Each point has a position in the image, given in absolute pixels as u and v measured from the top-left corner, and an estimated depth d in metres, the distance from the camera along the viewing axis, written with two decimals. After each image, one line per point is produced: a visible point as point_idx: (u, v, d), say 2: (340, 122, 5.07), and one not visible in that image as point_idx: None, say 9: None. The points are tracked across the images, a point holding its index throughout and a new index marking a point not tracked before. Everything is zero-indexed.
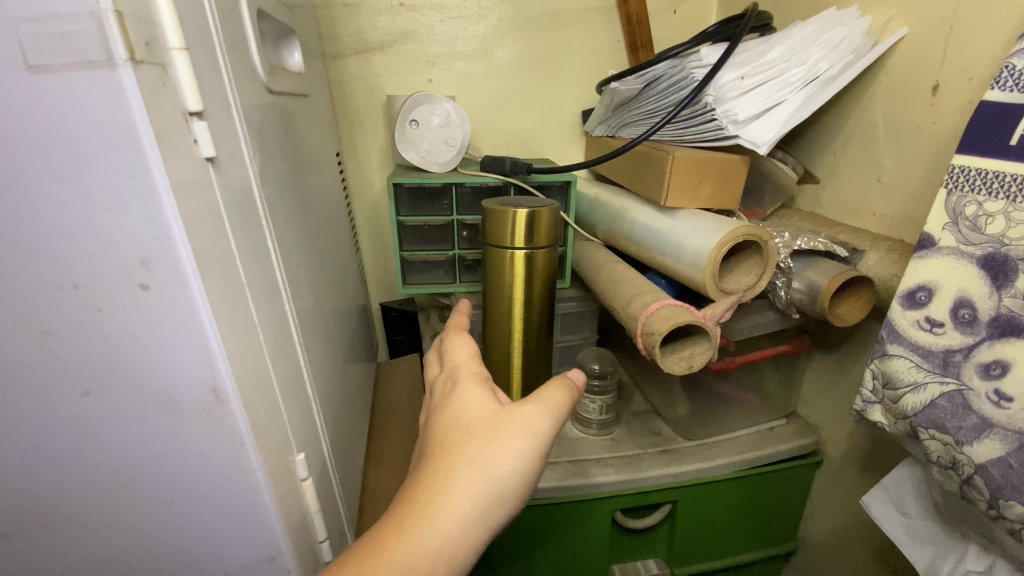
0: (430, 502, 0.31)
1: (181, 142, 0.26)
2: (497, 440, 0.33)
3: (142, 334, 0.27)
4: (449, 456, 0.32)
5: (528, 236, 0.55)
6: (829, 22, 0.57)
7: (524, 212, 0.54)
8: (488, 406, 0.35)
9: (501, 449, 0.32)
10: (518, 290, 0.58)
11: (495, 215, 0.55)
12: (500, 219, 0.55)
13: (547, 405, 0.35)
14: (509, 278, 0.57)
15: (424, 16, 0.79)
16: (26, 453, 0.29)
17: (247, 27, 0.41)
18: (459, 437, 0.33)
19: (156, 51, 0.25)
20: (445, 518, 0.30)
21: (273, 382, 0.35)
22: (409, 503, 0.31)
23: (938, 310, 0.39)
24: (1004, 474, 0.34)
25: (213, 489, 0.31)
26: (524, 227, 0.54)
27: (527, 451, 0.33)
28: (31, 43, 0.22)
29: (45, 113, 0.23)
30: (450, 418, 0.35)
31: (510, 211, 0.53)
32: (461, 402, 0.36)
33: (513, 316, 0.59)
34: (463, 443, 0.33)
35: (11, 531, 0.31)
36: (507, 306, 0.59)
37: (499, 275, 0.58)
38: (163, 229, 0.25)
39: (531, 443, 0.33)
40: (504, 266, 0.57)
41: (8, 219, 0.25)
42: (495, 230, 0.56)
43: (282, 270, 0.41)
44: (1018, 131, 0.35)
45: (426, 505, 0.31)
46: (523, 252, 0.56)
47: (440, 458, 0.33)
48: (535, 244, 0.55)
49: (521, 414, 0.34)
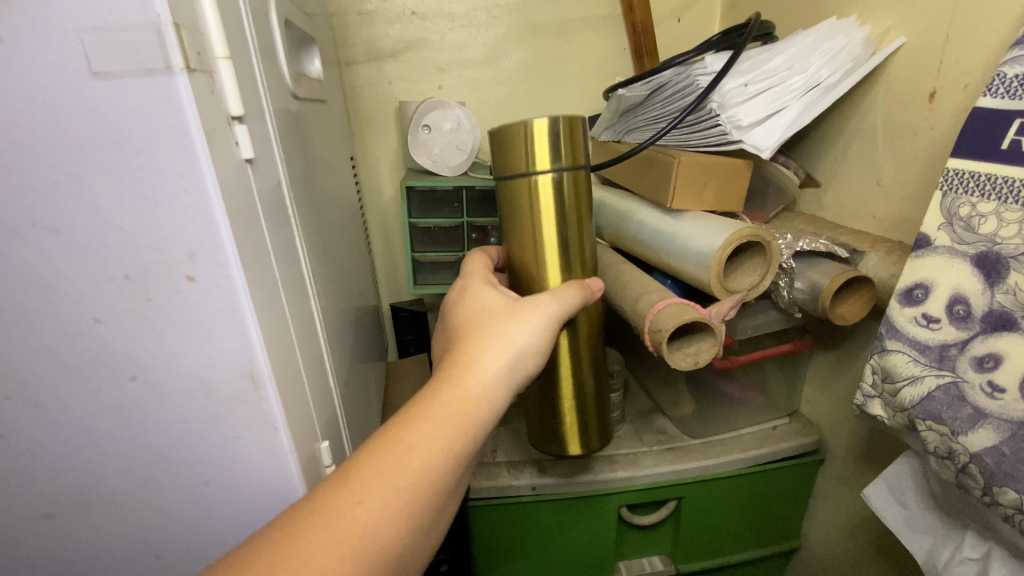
0: (470, 358, 0.38)
1: (225, 144, 0.29)
2: (514, 315, 0.40)
3: (185, 322, 0.29)
4: (475, 329, 0.40)
5: (556, 150, 0.41)
6: (830, 31, 0.59)
7: (541, 122, 0.41)
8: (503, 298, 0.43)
9: (518, 323, 0.40)
10: (549, 229, 0.44)
11: (503, 136, 0.43)
12: (509, 139, 0.42)
13: (561, 296, 0.42)
14: (533, 217, 0.44)
15: (435, 24, 0.81)
16: (75, 434, 0.31)
17: (275, 36, 0.43)
18: (482, 317, 0.41)
19: (205, 60, 0.27)
20: (485, 366, 0.38)
21: (300, 372, 0.37)
22: (453, 362, 0.38)
23: (934, 306, 0.40)
24: (997, 462, 0.36)
25: (246, 471, 0.33)
26: (549, 138, 0.41)
27: (547, 320, 0.41)
28: (95, 52, 0.24)
29: (106, 114, 0.25)
30: (471, 307, 0.43)
31: (523, 123, 0.41)
32: (483, 293, 0.44)
33: (549, 266, 0.45)
34: (490, 316, 0.41)
35: (54, 511, 0.33)
36: (541, 255, 0.45)
37: (521, 215, 0.44)
38: (210, 225, 0.27)
39: (553, 312, 0.41)
40: (528, 199, 0.43)
41: (67, 214, 0.27)
42: (508, 155, 0.43)
43: (306, 266, 0.43)
44: (1009, 136, 0.37)
45: (463, 363, 0.38)
46: (548, 178, 0.42)
47: (470, 332, 0.40)
48: (567, 161, 0.42)
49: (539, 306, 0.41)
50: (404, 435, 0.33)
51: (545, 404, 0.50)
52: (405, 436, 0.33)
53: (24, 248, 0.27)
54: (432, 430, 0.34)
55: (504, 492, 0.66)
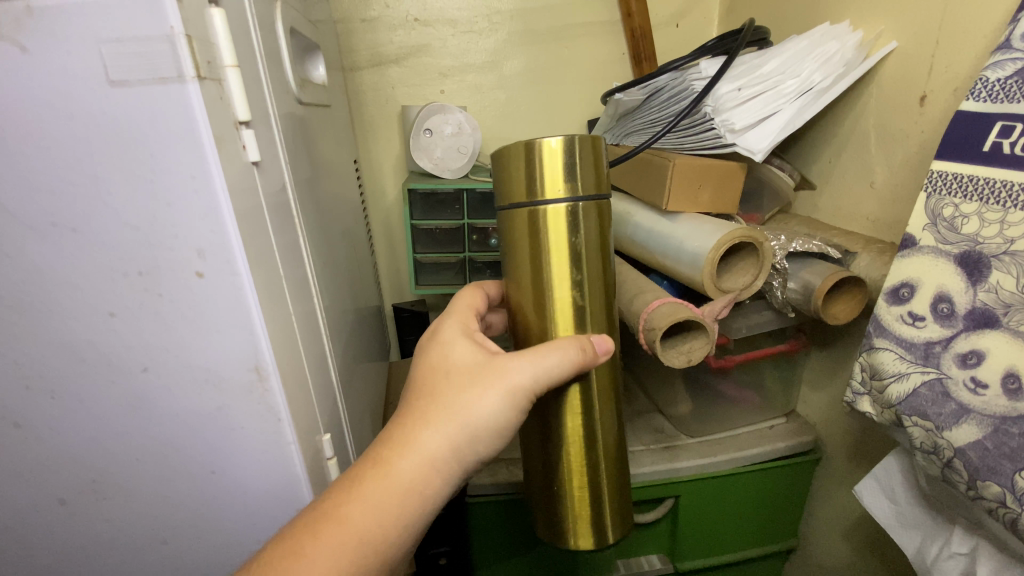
0: (417, 431, 0.37)
1: (233, 147, 0.30)
2: (474, 381, 0.38)
3: (195, 317, 0.31)
4: (430, 397, 0.38)
5: (565, 176, 0.37)
6: (822, 37, 0.60)
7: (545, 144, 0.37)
8: (475, 353, 0.40)
9: (477, 395, 0.37)
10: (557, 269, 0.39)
11: (503, 162, 0.39)
12: (510, 159, 0.38)
13: (533, 364, 0.37)
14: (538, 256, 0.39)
15: (437, 30, 0.83)
16: (89, 423, 0.33)
17: (281, 44, 0.44)
18: (443, 375, 0.39)
19: (215, 69, 0.29)
20: (431, 440, 0.36)
21: (304, 367, 0.38)
22: (402, 429, 0.37)
23: (919, 305, 0.41)
24: (981, 456, 0.37)
25: (251, 460, 0.35)
26: (563, 158, 0.37)
27: (508, 394, 0.37)
28: (113, 62, 0.26)
29: (121, 119, 0.27)
30: (434, 364, 0.41)
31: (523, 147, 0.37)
32: (451, 345, 0.41)
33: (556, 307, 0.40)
34: (450, 378, 0.39)
35: (68, 497, 0.35)
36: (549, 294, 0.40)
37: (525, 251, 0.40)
38: (218, 224, 0.29)
39: (518, 385, 0.37)
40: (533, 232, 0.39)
41: (86, 214, 0.28)
42: (509, 184, 0.39)
43: (310, 265, 0.44)
44: (991, 138, 0.38)
45: (412, 434, 0.37)
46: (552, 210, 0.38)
47: (428, 393, 0.38)
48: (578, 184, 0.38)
49: (502, 378, 0.38)
50: (338, 514, 0.34)
51: (549, 486, 0.43)
52: (342, 516, 0.34)
53: (44, 245, 0.29)
54: (365, 515, 0.34)
55: (504, 489, 0.67)
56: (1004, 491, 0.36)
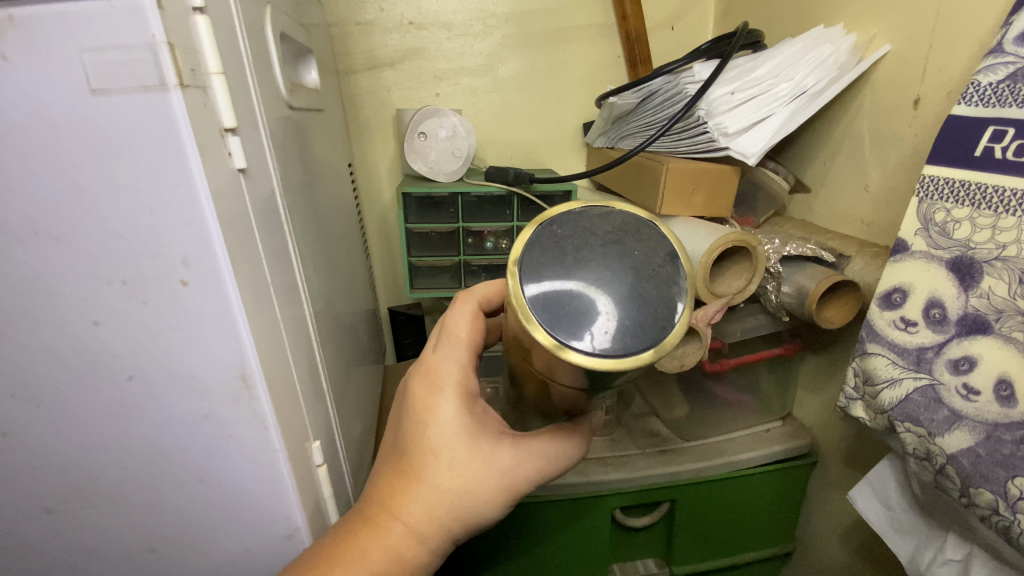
0: (408, 510, 0.35)
1: (218, 155, 0.30)
2: (472, 462, 0.36)
3: (180, 326, 0.30)
4: (422, 478, 0.36)
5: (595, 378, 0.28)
6: (816, 40, 0.60)
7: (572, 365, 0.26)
8: (471, 426, 0.37)
9: (474, 478, 0.36)
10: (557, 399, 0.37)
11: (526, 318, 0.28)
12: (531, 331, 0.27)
13: (534, 462, 0.38)
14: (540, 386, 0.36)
15: (432, 33, 0.83)
16: (74, 432, 0.33)
17: (271, 49, 0.44)
18: (438, 450, 0.36)
19: (198, 76, 0.29)
20: (423, 518, 0.36)
21: (292, 374, 0.38)
22: (390, 502, 0.36)
23: (912, 310, 0.41)
24: (973, 463, 0.37)
25: (238, 469, 0.35)
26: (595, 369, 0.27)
27: (505, 488, 0.37)
28: (94, 70, 0.26)
29: (104, 128, 0.27)
30: (423, 438, 0.36)
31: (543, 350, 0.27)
32: (432, 418, 0.36)
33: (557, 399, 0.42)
34: (445, 454, 0.36)
35: (55, 506, 0.35)
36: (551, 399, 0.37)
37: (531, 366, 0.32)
38: (203, 233, 0.29)
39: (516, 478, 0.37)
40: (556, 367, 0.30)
41: (68, 222, 0.28)
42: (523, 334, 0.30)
43: (300, 270, 0.44)
44: (983, 142, 0.38)
45: (404, 513, 0.35)
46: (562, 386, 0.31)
47: (420, 466, 0.36)
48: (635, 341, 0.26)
49: (501, 471, 0.37)
50: None
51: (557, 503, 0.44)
52: None
53: (27, 253, 0.28)
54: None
55: None
56: (997, 499, 0.35)
